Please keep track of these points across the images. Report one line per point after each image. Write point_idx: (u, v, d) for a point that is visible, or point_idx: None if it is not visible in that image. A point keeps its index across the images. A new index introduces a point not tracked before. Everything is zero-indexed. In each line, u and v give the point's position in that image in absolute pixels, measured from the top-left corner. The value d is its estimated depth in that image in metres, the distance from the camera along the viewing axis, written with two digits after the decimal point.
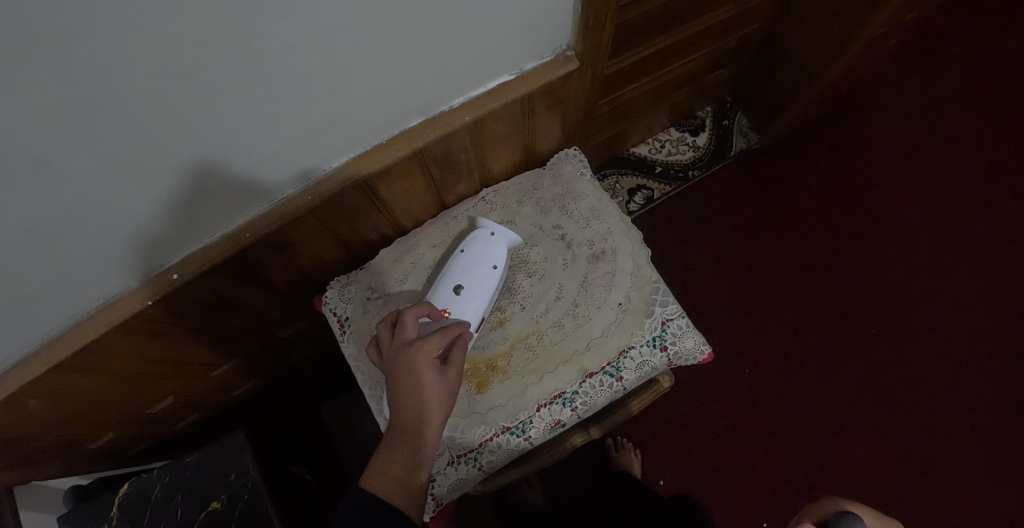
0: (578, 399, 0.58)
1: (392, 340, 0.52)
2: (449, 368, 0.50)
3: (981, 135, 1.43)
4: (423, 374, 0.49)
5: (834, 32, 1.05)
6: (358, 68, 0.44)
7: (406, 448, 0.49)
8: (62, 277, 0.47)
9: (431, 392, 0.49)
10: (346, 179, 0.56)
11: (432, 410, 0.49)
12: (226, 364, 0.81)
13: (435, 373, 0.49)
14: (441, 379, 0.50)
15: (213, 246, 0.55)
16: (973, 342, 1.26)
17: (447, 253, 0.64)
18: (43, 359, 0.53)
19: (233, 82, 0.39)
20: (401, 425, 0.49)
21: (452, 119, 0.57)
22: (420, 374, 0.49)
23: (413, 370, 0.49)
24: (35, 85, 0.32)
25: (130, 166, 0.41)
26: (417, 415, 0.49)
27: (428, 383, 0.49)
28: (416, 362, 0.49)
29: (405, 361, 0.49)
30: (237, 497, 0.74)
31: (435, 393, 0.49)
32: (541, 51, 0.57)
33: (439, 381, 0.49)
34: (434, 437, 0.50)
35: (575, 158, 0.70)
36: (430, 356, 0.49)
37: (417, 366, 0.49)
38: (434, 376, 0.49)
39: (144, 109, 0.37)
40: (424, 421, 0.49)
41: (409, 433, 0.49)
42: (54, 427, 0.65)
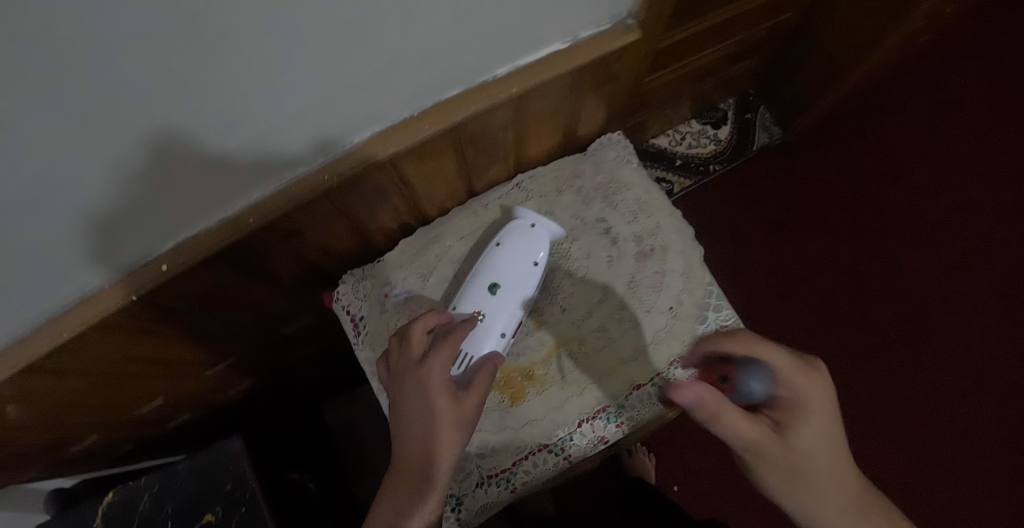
0: (625, 413, 0.53)
1: (398, 356, 0.48)
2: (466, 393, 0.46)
3: None
4: (434, 398, 0.45)
5: (867, 25, 0.96)
6: (394, 23, 0.37)
7: (426, 468, 0.44)
8: (28, 267, 0.40)
9: (439, 418, 0.45)
10: (372, 158, 0.49)
11: (443, 442, 0.44)
12: (220, 363, 0.74)
13: (446, 398, 0.45)
14: (456, 407, 0.45)
15: (212, 232, 0.48)
16: (1001, 352, 1.19)
17: (477, 247, 0.57)
18: (9, 360, 0.47)
19: (239, 25, 0.31)
20: (416, 452, 0.45)
21: (495, 91, 0.50)
22: (429, 399, 0.45)
23: (422, 390, 0.46)
24: None
25: (105, 132, 0.33)
26: (425, 449, 0.45)
27: (439, 409, 0.45)
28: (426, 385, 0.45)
29: (415, 383, 0.46)
30: (234, 509, 0.67)
31: (448, 423, 0.45)
32: (599, 18, 0.50)
33: (453, 409, 0.45)
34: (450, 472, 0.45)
35: (620, 143, 0.63)
36: (443, 376, 0.46)
37: (427, 388, 0.46)
38: (446, 402, 0.45)
39: (128, 56, 0.29)
40: (434, 455, 0.44)
41: (418, 467, 0.45)
42: (26, 433, 0.58)
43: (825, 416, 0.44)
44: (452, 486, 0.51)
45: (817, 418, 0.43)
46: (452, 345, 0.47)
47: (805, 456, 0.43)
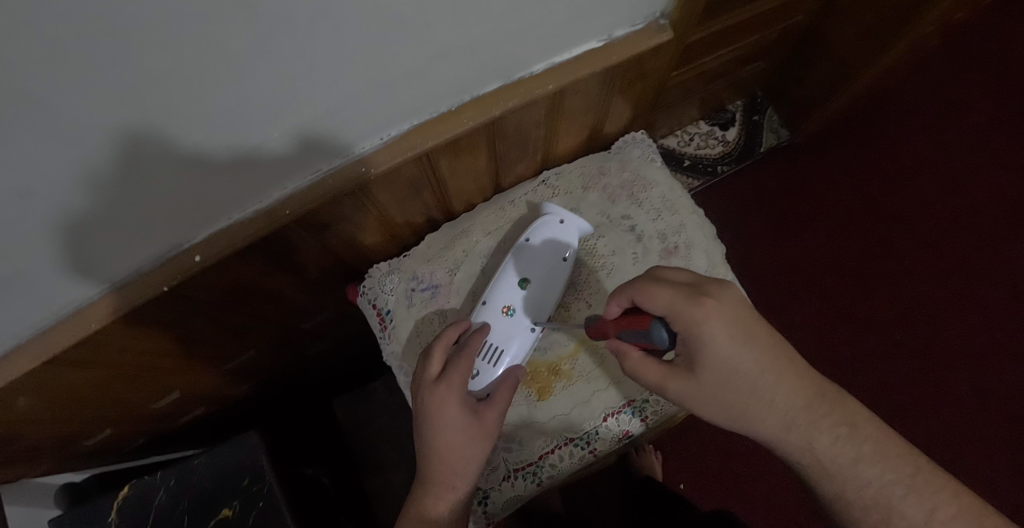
0: (649, 408, 0.55)
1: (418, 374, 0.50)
2: (487, 407, 0.48)
3: None
4: (451, 417, 0.47)
5: (878, 29, 0.96)
6: (444, 15, 0.38)
7: (455, 456, 0.47)
8: (66, 255, 0.40)
9: (456, 436, 0.47)
10: (411, 151, 0.50)
11: (464, 452, 0.47)
12: (238, 357, 0.74)
13: (466, 415, 0.48)
14: (475, 422, 0.48)
15: (246, 223, 0.48)
16: (1008, 355, 1.20)
17: (502, 242, 0.60)
18: (37, 351, 0.46)
19: (295, 13, 0.31)
20: (445, 450, 0.47)
21: (533, 87, 0.51)
22: (445, 417, 0.47)
23: (438, 412, 0.47)
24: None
25: (159, 118, 0.33)
26: (446, 463, 0.47)
27: (458, 426, 0.47)
28: (443, 404, 0.47)
29: (432, 403, 0.47)
30: (251, 504, 0.67)
31: (466, 436, 0.47)
32: (634, 17, 0.51)
33: (473, 424, 0.48)
34: (471, 473, 0.49)
35: (643, 142, 0.64)
36: (462, 394, 0.48)
37: (444, 408, 0.47)
38: (466, 419, 0.48)
39: (182, 41, 0.29)
40: (456, 464, 0.47)
41: (443, 473, 0.48)
42: (47, 425, 0.58)
43: (724, 334, 0.44)
44: (479, 481, 0.54)
45: (717, 347, 0.44)
46: (467, 361, 0.49)
47: (715, 378, 0.45)
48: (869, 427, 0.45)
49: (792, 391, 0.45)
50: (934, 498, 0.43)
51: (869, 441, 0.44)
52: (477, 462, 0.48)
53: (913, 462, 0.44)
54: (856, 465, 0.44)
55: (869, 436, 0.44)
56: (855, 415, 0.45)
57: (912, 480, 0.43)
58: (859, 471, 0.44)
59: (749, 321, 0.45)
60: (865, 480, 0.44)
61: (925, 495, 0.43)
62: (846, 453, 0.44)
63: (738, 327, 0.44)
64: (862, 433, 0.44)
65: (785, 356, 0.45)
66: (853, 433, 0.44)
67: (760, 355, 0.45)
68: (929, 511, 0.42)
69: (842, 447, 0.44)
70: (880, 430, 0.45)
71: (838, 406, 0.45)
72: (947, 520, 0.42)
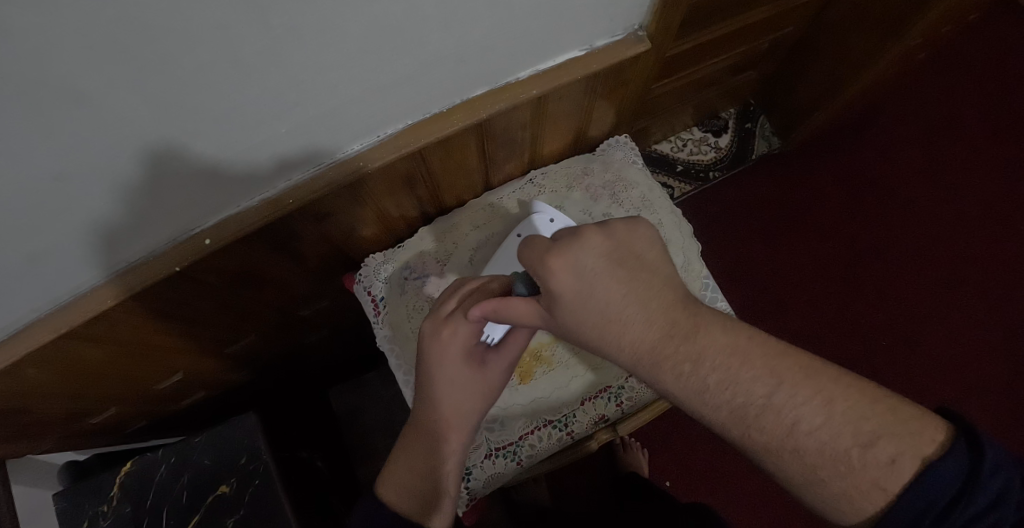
0: (623, 394, 0.61)
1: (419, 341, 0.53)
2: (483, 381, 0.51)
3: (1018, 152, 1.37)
4: (451, 364, 0.50)
5: (866, 42, 0.99)
6: (435, 25, 0.41)
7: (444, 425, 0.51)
8: (85, 235, 0.43)
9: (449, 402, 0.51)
10: (407, 147, 0.54)
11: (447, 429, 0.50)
12: (239, 341, 0.77)
13: (459, 380, 0.51)
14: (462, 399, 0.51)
15: (252, 211, 0.52)
16: (989, 360, 1.23)
17: (491, 235, 0.64)
18: (53, 324, 0.50)
19: (308, 23, 0.35)
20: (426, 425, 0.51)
21: (518, 91, 0.55)
22: (443, 361, 0.50)
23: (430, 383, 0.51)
24: (79, 3, 0.27)
25: (181, 113, 0.37)
26: (430, 436, 0.51)
27: (456, 376, 0.51)
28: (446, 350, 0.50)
29: (435, 344, 0.50)
30: (248, 481, 0.70)
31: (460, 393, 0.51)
32: (614, 29, 0.55)
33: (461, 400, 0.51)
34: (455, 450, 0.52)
35: (626, 145, 0.70)
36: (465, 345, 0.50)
37: (446, 354, 0.50)
38: (463, 380, 0.51)
39: (207, 46, 0.33)
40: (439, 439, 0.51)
41: (427, 446, 0.51)
42: (56, 398, 0.61)
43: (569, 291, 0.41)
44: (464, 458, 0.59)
45: None
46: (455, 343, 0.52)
47: None
48: (716, 358, 0.37)
49: (639, 332, 0.39)
50: (798, 409, 0.35)
51: (715, 372, 0.37)
52: (459, 439, 0.51)
53: (777, 372, 0.36)
54: (706, 395, 0.37)
55: (717, 366, 0.37)
56: (705, 344, 0.38)
57: (770, 400, 0.36)
58: (708, 403, 0.37)
59: (599, 277, 0.40)
60: (714, 406, 0.37)
61: (785, 410, 0.36)
62: (696, 385, 0.38)
63: (585, 283, 0.41)
64: (708, 365, 0.37)
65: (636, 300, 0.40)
66: (702, 367, 0.37)
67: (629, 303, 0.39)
68: (792, 421, 0.35)
69: (687, 381, 0.38)
70: (733, 361, 0.37)
71: (688, 340, 0.38)
72: (810, 430, 0.35)
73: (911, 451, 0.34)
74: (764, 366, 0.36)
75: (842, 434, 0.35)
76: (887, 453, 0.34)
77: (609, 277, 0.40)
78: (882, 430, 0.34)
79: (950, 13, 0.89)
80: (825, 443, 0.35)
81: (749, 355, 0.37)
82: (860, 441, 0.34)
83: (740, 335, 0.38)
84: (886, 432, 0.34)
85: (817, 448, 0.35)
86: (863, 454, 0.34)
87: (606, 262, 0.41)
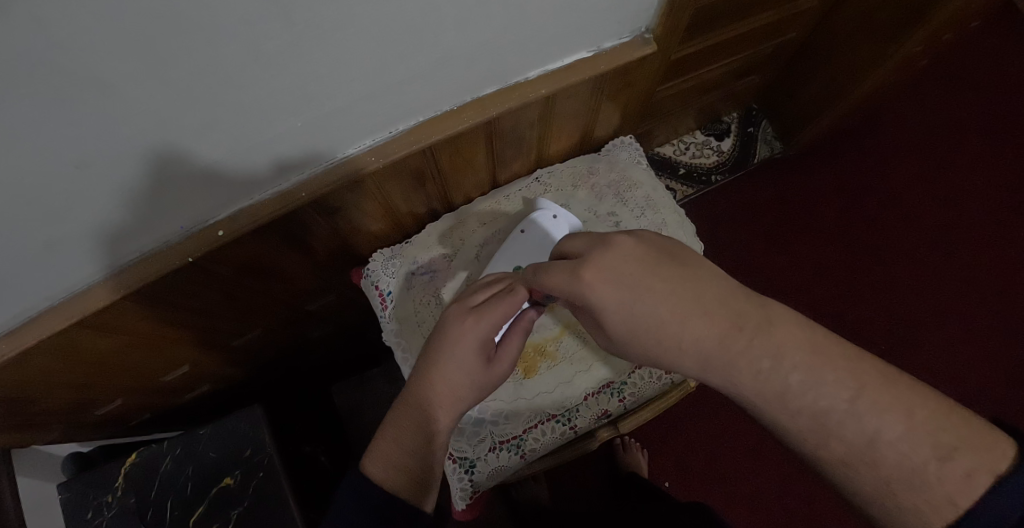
0: (626, 390, 0.62)
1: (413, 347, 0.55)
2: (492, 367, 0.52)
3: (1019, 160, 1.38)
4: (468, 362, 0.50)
5: (868, 48, 1.00)
6: (448, 26, 0.42)
7: (447, 417, 0.51)
8: (100, 224, 0.44)
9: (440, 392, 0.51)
10: (417, 145, 0.55)
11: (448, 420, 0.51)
12: (246, 334, 0.78)
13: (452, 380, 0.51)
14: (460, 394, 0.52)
15: (265, 203, 0.53)
16: (986, 365, 1.24)
17: (498, 232, 0.65)
18: (66, 313, 0.51)
19: (327, 19, 0.36)
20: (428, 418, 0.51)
21: (528, 91, 0.56)
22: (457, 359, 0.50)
23: (428, 375, 0.50)
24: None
25: (199, 106, 0.38)
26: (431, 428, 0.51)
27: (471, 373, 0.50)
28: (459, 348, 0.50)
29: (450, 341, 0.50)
30: (252, 474, 0.71)
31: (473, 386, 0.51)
32: (622, 31, 0.56)
33: None
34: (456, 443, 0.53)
35: (631, 146, 0.71)
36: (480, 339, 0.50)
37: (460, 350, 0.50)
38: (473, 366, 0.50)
39: (230, 40, 0.34)
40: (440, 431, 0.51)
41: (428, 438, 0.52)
42: (63, 388, 0.62)
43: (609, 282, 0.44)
44: (468, 452, 0.60)
45: None
46: None
47: None
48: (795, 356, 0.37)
49: (685, 324, 0.39)
50: (880, 417, 0.34)
51: (796, 370, 0.37)
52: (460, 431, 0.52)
53: (858, 376, 0.35)
54: (786, 397, 0.37)
55: (797, 363, 0.37)
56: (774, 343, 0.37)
57: (852, 406, 0.35)
58: (787, 404, 0.37)
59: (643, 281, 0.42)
60: (796, 408, 0.36)
61: (868, 417, 0.34)
62: (776, 387, 0.37)
63: (625, 287, 0.43)
64: (788, 363, 0.37)
65: (691, 298, 0.41)
66: (780, 365, 0.37)
67: (677, 303, 0.41)
68: (873, 430, 0.34)
69: (767, 381, 0.37)
70: (814, 361, 0.36)
71: (763, 337, 0.38)
72: (892, 440, 0.34)
73: (985, 467, 0.32)
74: (848, 368, 0.36)
75: (918, 446, 0.33)
76: (964, 467, 0.32)
77: (652, 279, 0.42)
78: (962, 445, 0.33)
79: (950, 21, 0.91)
80: (906, 455, 0.33)
81: (830, 356, 0.36)
82: (938, 453, 0.33)
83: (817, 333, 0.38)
84: (966, 447, 0.32)
85: (897, 460, 0.33)
86: (940, 469, 0.32)
87: (642, 265, 0.43)
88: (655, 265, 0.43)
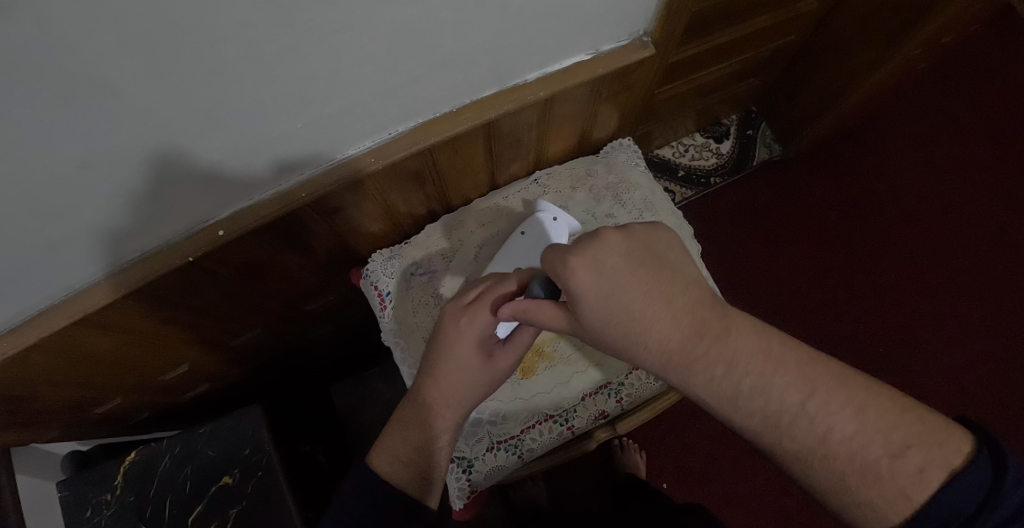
0: (623, 391, 0.62)
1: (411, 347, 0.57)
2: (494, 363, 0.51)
3: (1017, 163, 1.38)
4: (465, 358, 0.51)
5: (867, 51, 1.01)
6: (448, 27, 0.43)
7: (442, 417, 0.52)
8: (102, 224, 0.45)
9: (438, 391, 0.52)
10: (417, 146, 0.55)
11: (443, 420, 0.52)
12: (246, 334, 0.79)
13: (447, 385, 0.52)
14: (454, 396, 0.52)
15: (266, 203, 0.54)
16: (983, 368, 1.24)
17: (496, 233, 0.66)
18: (64, 312, 0.51)
19: (328, 22, 0.37)
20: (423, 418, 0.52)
21: (526, 93, 0.56)
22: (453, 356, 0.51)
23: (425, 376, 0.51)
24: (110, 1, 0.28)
25: (200, 108, 0.38)
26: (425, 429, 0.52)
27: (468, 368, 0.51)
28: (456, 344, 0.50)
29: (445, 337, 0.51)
30: (251, 474, 0.71)
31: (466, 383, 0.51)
32: (620, 34, 0.57)
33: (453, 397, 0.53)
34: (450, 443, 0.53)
35: (629, 148, 0.71)
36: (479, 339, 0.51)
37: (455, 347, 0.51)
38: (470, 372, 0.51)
39: (231, 42, 0.34)
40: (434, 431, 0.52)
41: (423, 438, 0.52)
42: (63, 386, 0.62)
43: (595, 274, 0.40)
44: (465, 451, 0.60)
45: None
46: None
47: None
48: (748, 362, 0.37)
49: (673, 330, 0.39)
50: (829, 417, 0.35)
51: (748, 376, 0.36)
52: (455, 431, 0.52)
53: (810, 379, 0.36)
54: (736, 401, 0.37)
55: (750, 371, 0.36)
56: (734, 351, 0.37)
57: (804, 407, 0.35)
58: (739, 407, 0.37)
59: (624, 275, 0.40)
60: (746, 411, 0.36)
61: (818, 419, 0.35)
62: (727, 390, 0.37)
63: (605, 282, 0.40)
64: (740, 369, 0.37)
65: (665, 299, 0.39)
66: (734, 371, 0.37)
67: (653, 302, 0.39)
68: (824, 430, 0.35)
69: (720, 386, 0.37)
70: (766, 365, 0.36)
71: (722, 341, 0.37)
72: (845, 439, 0.34)
73: (938, 462, 0.33)
74: (798, 373, 0.36)
75: (872, 444, 0.34)
76: (917, 463, 0.33)
77: (629, 276, 0.40)
78: (911, 441, 0.33)
79: (949, 25, 0.91)
80: (859, 451, 0.34)
81: (783, 360, 0.36)
82: (889, 452, 0.33)
83: (772, 341, 0.37)
84: (915, 444, 0.33)
85: (850, 458, 0.34)
86: (893, 464, 0.33)
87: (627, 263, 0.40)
88: (640, 263, 0.40)
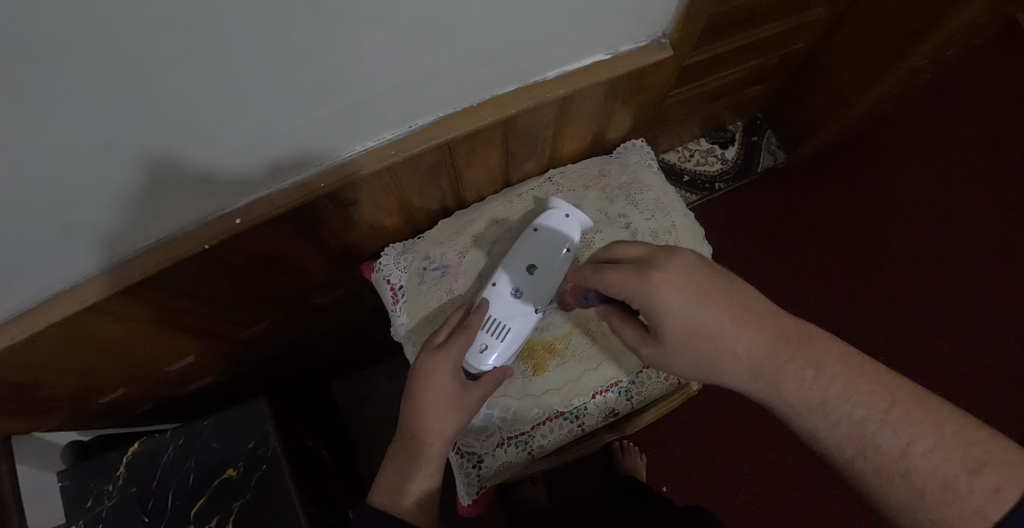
0: (633, 389, 0.62)
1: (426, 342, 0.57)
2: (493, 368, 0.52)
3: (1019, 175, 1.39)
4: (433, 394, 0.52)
5: (873, 60, 1.01)
6: (474, 22, 0.43)
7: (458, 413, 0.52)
8: (120, 208, 0.45)
9: (451, 384, 0.52)
10: (434, 139, 0.55)
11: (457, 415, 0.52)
12: (253, 326, 0.78)
13: (459, 383, 0.53)
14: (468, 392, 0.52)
15: (284, 193, 0.54)
16: (984, 377, 1.25)
17: (509, 230, 0.66)
18: (76, 298, 0.51)
19: (359, 12, 0.37)
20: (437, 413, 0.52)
21: (545, 91, 0.57)
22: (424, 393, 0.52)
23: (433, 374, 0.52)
24: None
25: (227, 93, 0.38)
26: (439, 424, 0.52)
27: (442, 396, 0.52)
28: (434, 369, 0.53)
29: (426, 368, 0.53)
30: (255, 466, 0.71)
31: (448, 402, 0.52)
32: (639, 36, 0.57)
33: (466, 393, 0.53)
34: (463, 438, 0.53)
35: (642, 149, 0.72)
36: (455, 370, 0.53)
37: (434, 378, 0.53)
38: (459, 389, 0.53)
39: (263, 28, 0.35)
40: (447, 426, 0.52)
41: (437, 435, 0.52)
42: (69, 373, 0.62)
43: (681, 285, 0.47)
44: (475, 446, 0.60)
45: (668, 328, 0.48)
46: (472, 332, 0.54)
47: (686, 363, 0.50)
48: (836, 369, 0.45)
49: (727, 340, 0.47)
50: (909, 433, 0.42)
51: (837, 381, 0.45)
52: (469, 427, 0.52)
53: (891, 396, 0.43)
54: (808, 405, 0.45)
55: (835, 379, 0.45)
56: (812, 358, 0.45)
57: (886, 416, 0.43)
58: None
59: (696, 285, 0.47)
60: (835, 418, 0.44)
61: (899, 431, 0.42)
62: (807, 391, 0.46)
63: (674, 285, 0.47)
64: (830, 372, 0.45)
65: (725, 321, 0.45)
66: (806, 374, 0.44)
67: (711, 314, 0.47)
68: (904, 445, 0.42)
69: (807, 392, 0.45)
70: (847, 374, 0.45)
71: (795, 358, 0.46)
72: (922, 453, 0.41)
73: (1014, 481, 0.38)
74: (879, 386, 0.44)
75: (950, 460, 0.40)
76: (991, 481, 0.39)
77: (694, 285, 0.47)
78: (989, 458, 0.40)
79: (956, 36, 0.92)
80: (937, 469, 0.40)
81: (855, 377, 0.44)
82: (966, 468, 0.40)
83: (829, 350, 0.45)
84: (992, 460, 0.39)
85: (929, 472, 0.40)
86: (970, 481, 0.39)
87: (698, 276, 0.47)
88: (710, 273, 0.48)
